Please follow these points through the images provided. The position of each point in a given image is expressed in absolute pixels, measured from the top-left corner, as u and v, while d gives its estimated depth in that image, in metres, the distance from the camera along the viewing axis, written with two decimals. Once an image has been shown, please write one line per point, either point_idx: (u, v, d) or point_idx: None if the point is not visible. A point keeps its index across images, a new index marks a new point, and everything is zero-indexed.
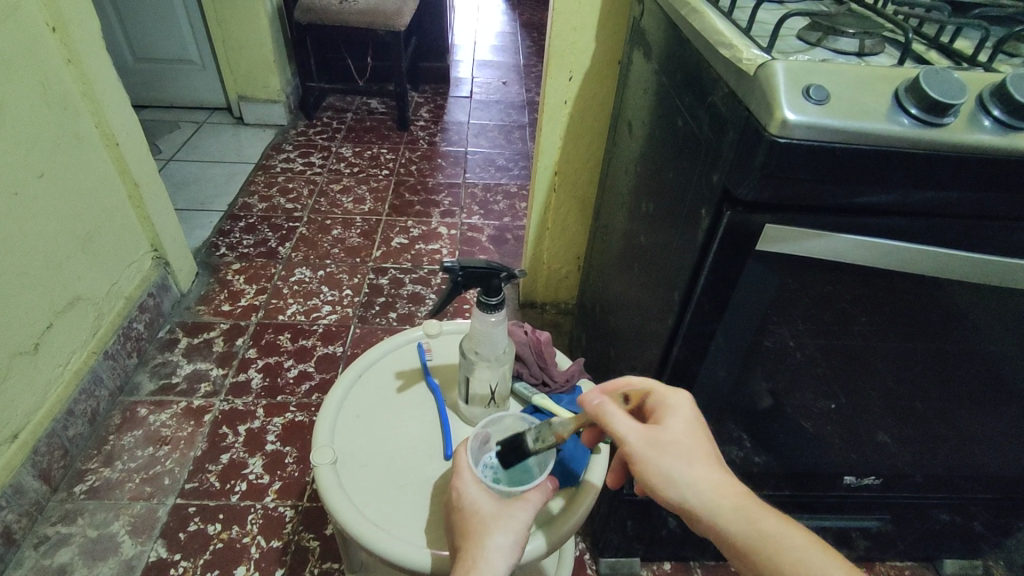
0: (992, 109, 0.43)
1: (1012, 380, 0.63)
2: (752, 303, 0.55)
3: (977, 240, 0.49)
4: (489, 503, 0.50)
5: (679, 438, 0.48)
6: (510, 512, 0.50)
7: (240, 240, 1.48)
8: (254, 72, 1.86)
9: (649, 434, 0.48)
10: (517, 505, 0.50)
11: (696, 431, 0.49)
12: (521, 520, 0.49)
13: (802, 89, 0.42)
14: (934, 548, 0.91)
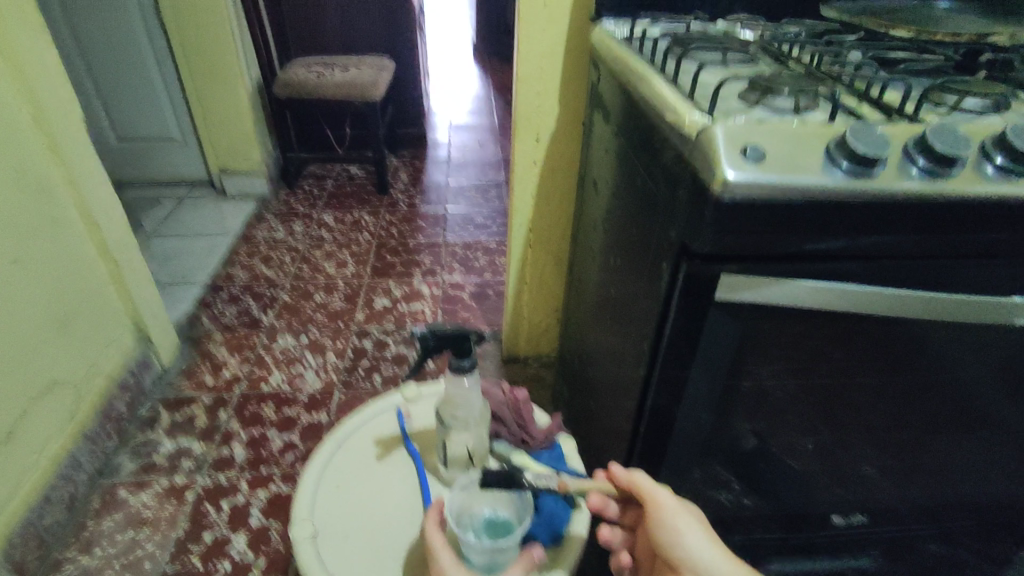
0: (917, 158, 0.46)
1: (977, 408, 0.64)
2: (718, 350, 0.57)
3: (925, 278, 0.52)
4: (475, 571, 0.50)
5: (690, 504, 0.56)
6: None
7: (222, 311, 1.49)
8: (235, 146, 1.92)
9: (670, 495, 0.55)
10: None
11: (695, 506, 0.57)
12: None
13: (740, 149, 0.45)
14: None
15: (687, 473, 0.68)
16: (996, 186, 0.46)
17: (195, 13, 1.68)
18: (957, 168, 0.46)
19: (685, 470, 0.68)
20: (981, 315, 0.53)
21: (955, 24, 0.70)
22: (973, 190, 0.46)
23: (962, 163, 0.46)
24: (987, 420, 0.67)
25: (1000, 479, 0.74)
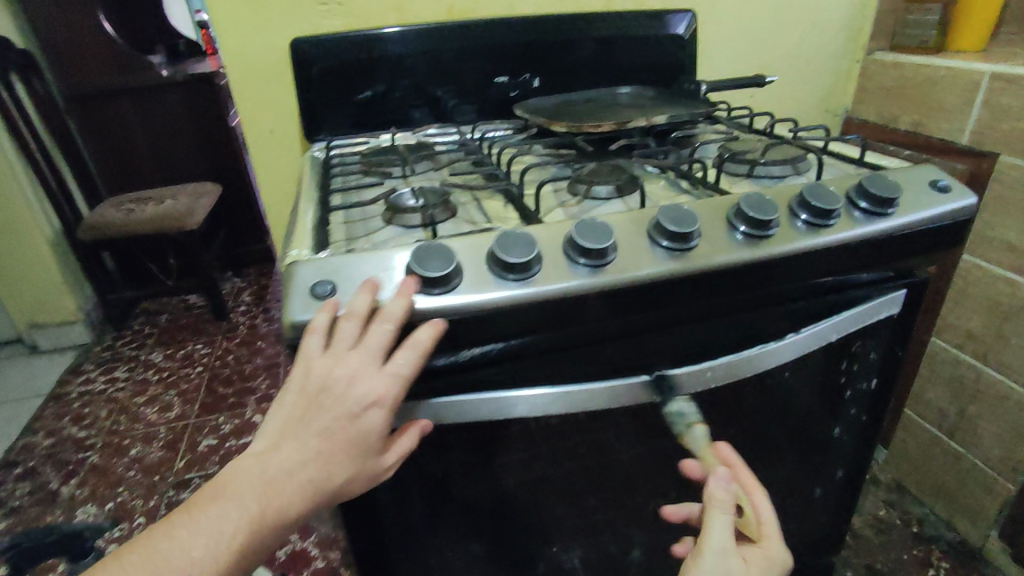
0: (501, 267, 0.44)
1: (699, 468, 0.64)
2: (399, 483, 0.53)
3: (562, 370, 0.50)
4: (274, 432, 0.40)
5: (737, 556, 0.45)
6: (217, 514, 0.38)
7: (12, 491, 1.31)
8: (44, 299, 1.85)
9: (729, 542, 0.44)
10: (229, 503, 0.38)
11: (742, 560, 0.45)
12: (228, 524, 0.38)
13: (310, 289, 0.43)
14: None
15: None
16: (582, 281, 0.45)
17: None
18: (539, 269, 0.45)
19: None
20: (629, 396, 0.51)
21: (627, 110, 0.77)
22: (560, 287, 0.45)
23: (544, 263, 0.46)
24: None
25: None
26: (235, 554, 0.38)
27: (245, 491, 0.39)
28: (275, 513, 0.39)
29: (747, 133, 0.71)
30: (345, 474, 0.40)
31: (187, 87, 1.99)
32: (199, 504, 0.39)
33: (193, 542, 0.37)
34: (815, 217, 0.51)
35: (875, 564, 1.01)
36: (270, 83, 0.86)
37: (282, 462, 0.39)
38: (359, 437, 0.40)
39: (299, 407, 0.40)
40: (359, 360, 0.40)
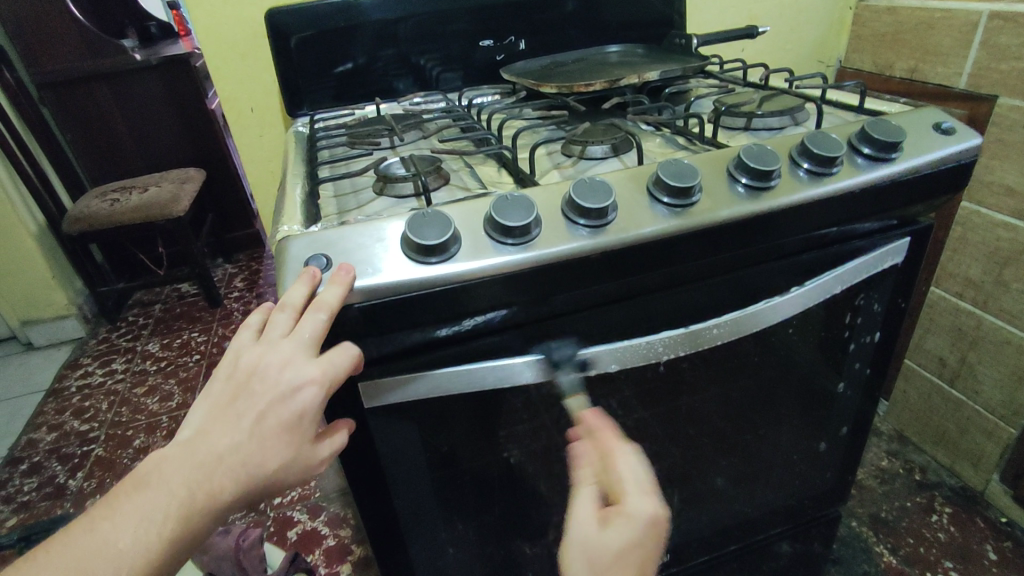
0: (499, 233, 0.43)
1: (705, 426, 0.64)
2: (407, 458, 0.52)
3: (565, 335, 0.49)
4: (201, 418, 0.36)
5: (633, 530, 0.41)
6: (127, 507, 0.34)
7: (20, 487, 1.31)
8: (34, 295, 1.83)
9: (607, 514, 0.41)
10: (140, 495, 0.34)
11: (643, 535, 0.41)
12: (143, 517, 0.33)
13: (303, 262, 0.42)
14: None
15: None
16: (583, 242, 0.44)
17: None
18: (539, 231, 0.44)
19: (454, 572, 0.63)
20: (635, 358, 0.50)
21: (618, 68, 0.75)
22: (559, 250, 0.44)
23: (544, 226, 0.45)
24: (731, 435, 0.66)
25: (774, 480, 0.75)
26: (167, 542, 0.33)
27: (173, 476, 0.34)
28: (207, 497, 0.34)
29: (743, 85, 0.69)
30: (279, 459, 0.36)
31: (164, 70, 1.94)
32: (127, 491, 0.35)
33: (120, 533, 0.33)
34: (817, 166, 0.49)
35: (880, 513, 1.03)
36: (248, 58, 0.84)
37: (208, 444, 0.35)
38: (292, 420, 0.36)
39: (226, 393, 0.37)
40: (288, 346, 0.37)
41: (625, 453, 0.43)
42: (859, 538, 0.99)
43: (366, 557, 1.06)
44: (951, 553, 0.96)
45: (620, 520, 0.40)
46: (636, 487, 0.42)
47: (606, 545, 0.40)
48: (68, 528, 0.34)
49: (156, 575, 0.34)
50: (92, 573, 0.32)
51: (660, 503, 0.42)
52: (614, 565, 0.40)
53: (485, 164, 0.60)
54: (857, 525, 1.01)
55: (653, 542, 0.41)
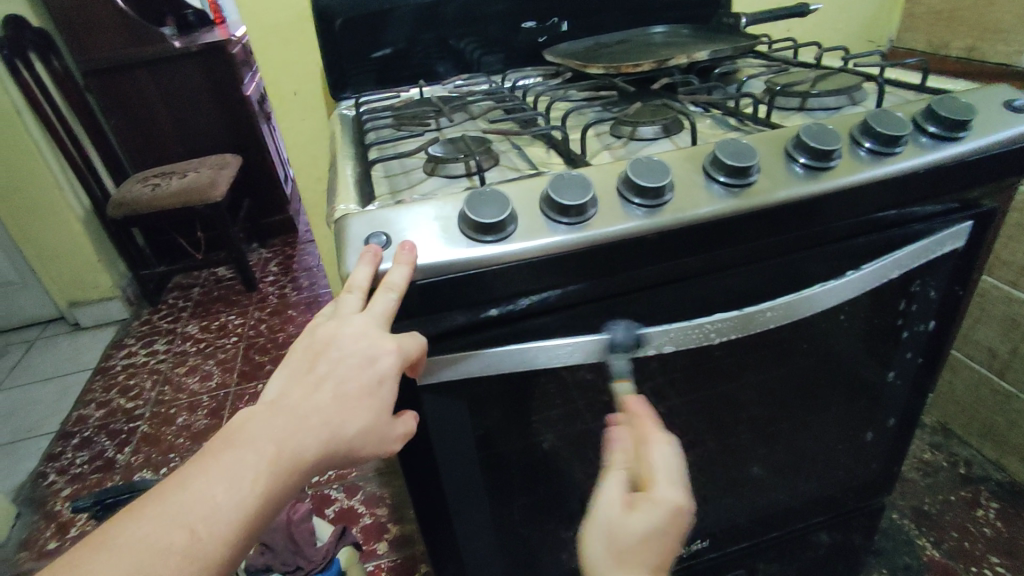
0: (556, 212, 0.43)
1: (750, 412, 0.64)
2: (457, 436, 0.53)
3: (616, 317, 0.49)
4: (283, 384, 0.37)
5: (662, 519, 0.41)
6: (220, 462, 0.34)
7: (72, 460, 1.37)
8: (80, 277, 1.89)
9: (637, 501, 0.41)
10: (231, 452, 0.34)
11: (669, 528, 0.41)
12: (236, 471, 0.34)
13: (363, 239, 0.42)
14: None
15: (492, 556, 0.64)
16: (638, 221, 0.44)
17: (9, 159, 1.70)
18: (594, 211, 0.44)
19: (498, 551, 0.63)
20: (685, 340, 0.49)
21: (664, 49, 0.74)
22: (614, 230, 0.43)
23: (599, 206, 0.44)
24: (775, 421, 0.66)
25: (817, 469, 0.74)
26: (260, 498, 0.34)
27: (262, 434, 0.35)
28: (296, 456, 0.35)
29: (795, 65, 0.67)
30: (360, 423, 0.37)
31: (201, 57, 1.97)
32: (216, 449, 0.35)
33: (215, 488, 0.33)
34: (880, 145, 0.48)
35: (923, 506, 1.01)
36: (292, 42, 0.84)
37: (294, 405, 0.36)
38: (371, 386, 0.37)
39: (305, 361, 0.38)
40: (361, 321, 0.38)
41: (662, 443, 0.43)
42: (900, 531, 0.97)
43: (403, 535, 1.08)
44: (997, 548, 0.94)
45: (648, 507, 0.41)
46: (668, 476, 0.43)
47: (632, 527, 0.40)
48: (163, 484, 0.34)
49: (249, 530, 0.34)
50: (192, 526, 0.33)
51: (688, 496, 0.42)
52: (639, 549, 0.41)
53: (533, 146, 0.60)
54: (899, 517, 0.99)
55: (678, 535, 0.41)
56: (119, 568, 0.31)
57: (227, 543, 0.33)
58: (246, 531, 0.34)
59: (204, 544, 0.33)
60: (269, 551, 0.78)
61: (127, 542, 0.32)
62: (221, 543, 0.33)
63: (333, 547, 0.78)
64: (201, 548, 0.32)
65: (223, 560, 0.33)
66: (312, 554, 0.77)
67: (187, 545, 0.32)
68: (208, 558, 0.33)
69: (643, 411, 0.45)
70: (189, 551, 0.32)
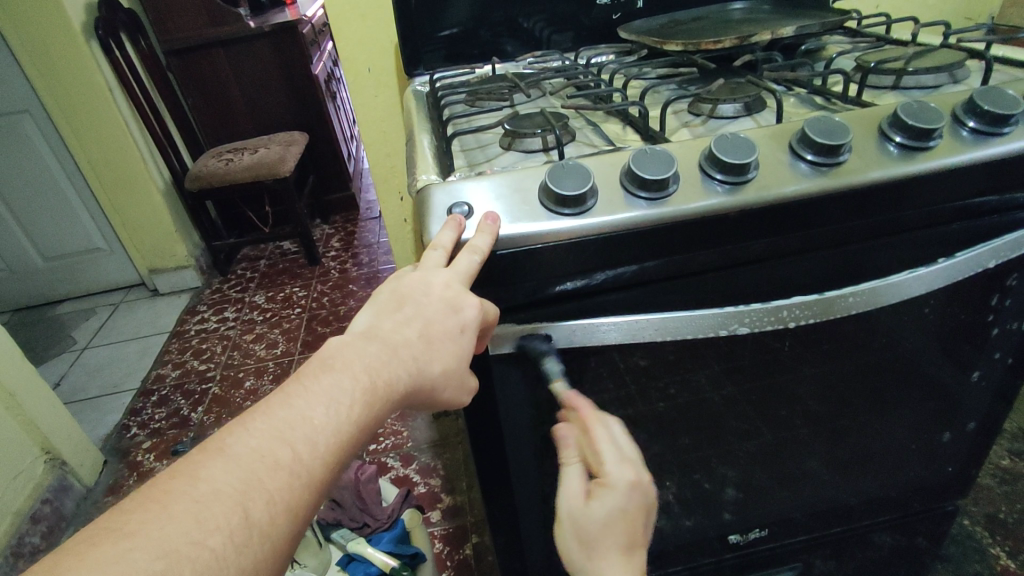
0: (637, 188, 0.43)
1: (820, 403, 0.62)
2: (523, 408, 0.54)
3: (691, 296, 0.48)
4: (369, 320, 0.39)
5: (621, 502, 0.46)
6: (318, 384, 0.35)
7: (151, 415, 1.47)
8: (159, 246, 2.01)
9: (595, 490, 0.46)
10: (327, 375, 0.35)
11: (630, 508, 0.46)
12: (332, 392, 0.35)
13: (445, 209, 0.43)
14: None
15: (546, 529, 0.65)
16: (721, 198, 0.43)
17: (100, 133, 1.82)
18: (675, 187, 0.43)
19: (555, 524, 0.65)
20: (761, 322, 0.49)
21: (744, 25, 0.71)
22: (696, 207, 0.43)
23: (681, 181, 0.44)
24: (846, 414, 0.64)
25: (885, 467, 0.71)
26: (358, 422, 0.35)
27: (357, 361, 0.36)
28: (387, 385, 0.36)
29: (889, 42, 0.64)
30: (443, 364, 0.39)
31: (273, 36, 2.04)
32: (311, 373, 0.36)
33: (315, 408, 0.34)
34: (984, 125, 0.45)
35: (998, 514, 0.96)
36: (368, 19, 0.86)
37: (385, 337, 0.38)
38: (454, 332, 0.40)
39: (392, 302, 0.40)
40: (445, 275, 0.40)
41: (598, 434, 0.47)
42: (972, 538, 0.93)
43: (455, 505, 1.11)
44: None
45: (602, 493, 0.46)
46: (615, 457, 0.47)
47: (591, 516, 0.46)
48: (261, 405, 0.35)
49: (345, 452, 0.35)
50: (297, 441, 0.33)
51: (640, 472, 0.46)
52: (603, 531, 0.46)
53: (607, 122, 0.60)
54: (970, 523, 0.95)
55: (639, 505, 0.46)
56: (232, 476, 0.31)
57: (327, 462, 0.34)
58: (343, 452, 0.34)
59: (310, 461, 0.33)
60: (339, 507, 0.82)
61: (239, 453, 0.32)
62: (322, 462, 0.33)
63: (398, 508, 0.83)
64: (306, 465, 0.33)
65: (322, 479, 0.34)
66: (378, 513, 0.82)
67: (294, 459, 0.33)
68: (311, 476, 0.33)
69: (578, 404, 0.48)
70: (295, 466, 0.33)
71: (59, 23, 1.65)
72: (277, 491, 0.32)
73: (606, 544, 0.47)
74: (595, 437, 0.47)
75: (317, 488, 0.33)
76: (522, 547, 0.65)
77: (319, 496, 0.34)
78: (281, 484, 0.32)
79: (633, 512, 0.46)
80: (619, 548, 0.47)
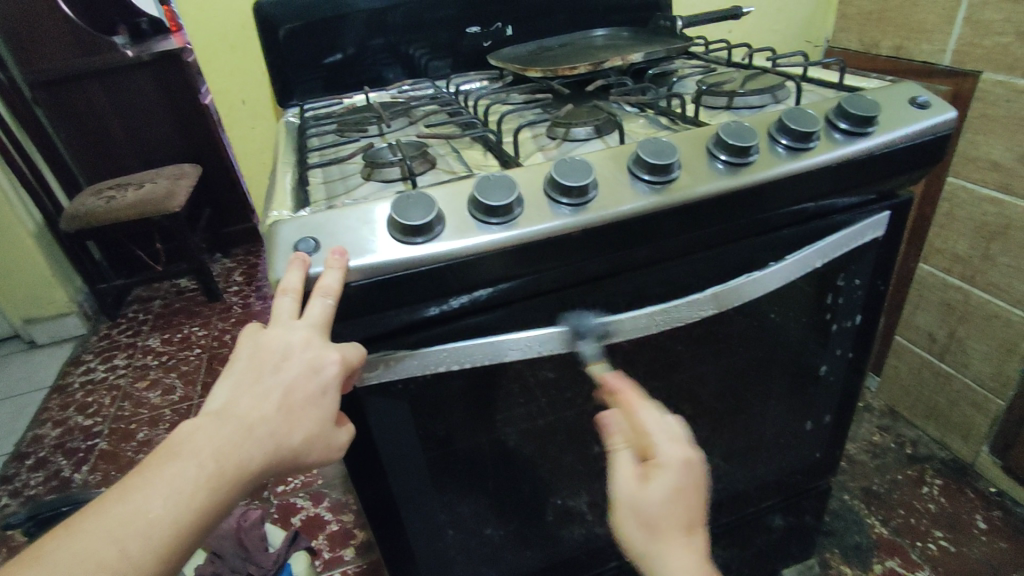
0: (487, 215, 0.44)
1: (694, 405, 0.66)
2: (402, 440, 0.54)
3: (551, 313, 0.50)
4: (224, 392, 0.37)
5: (665, 488, 0.42)
6: (158, 476, 0.33)
7: (26, 482, 1.33)
8: (35, 294, 1.85)
9: (646, 477, 0.43)
10: (170, 464, 0.34)
11: (681, 494, 0.42)
12: (174, 479, 0.33)
13: (293, 245, 0.43)
14: (779, 560, 0.91)
15: (443, 553, 0.64)
16: (564, 220, 0.45)
17: None
18: (521, 211, 0.45)
19: (451, 550, 0.64)
20: (622, 332, 0.51)
21: (602, 52, 0.75)
22: (541, 229, 0.45)
23: (525, 205, 0.46)
24: (719, 412, 0.68)
25: (762, 456, 0.76)
26: (200, 510, 0.34)
27: (206, 447, 0.34)
28: (240, 468, 0.35)
29: (726, 66, 0.70)
30: (306, 432, 0.37)
31: (155, 65, 1.94)
32: (156, 462, 0.34)
33: (151, 501, 0.33)
34: (794, 141, 0.50)
35: (872, 486, 1.05)
36: (236, 51, 0.84)
37: (240, 417, 0.35)
38: (317, 395, 0.38)
39: (249, 369, 0.37)
40: (302, 329, 0.39)
41: (647, 410, 0.45)
42: (851, 511, 1.01)
43: (368, 540, 1.08)
44: (942, 523, 0.97)
45: (655, 470, 0.43)
46: (666, 436, 0.44)
47: (650, 499, 0.42)
48: (99, 497, 0.33)
49: (187, 542, 0.34)
50: (127, 539, 0.32)
51: (689, 449, 0.43)
52: (664, 514, 0.42)
53: (471, 149, 0.61)
54: (849, 498, 1.03)
55: (696, 483, 0.43)
56: None
57: (162, 556, 0.33)
58: (181, 543, 0.33)
59: (139, 557, 0.32)
60: (221, 559, 0.78)
61: (62, 557, 0.31)
62: (156, 557, 0.32)
63: (288, 551, 0.79)
64: (135, 561, 0.32)
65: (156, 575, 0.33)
66: (264, 560, 0.77)
67: (120, 557, 0.32)
68: (141, 571, 0.32)
69: (619, 384, 0.47)
70: (122, 564, 0.32)
71: None
72: None
73: (671, 533, 0.42)
74: (640, 413, 0.45)
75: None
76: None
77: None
78: None
79: (683, 498, 0.42)
80: (682, 543, 0.42)
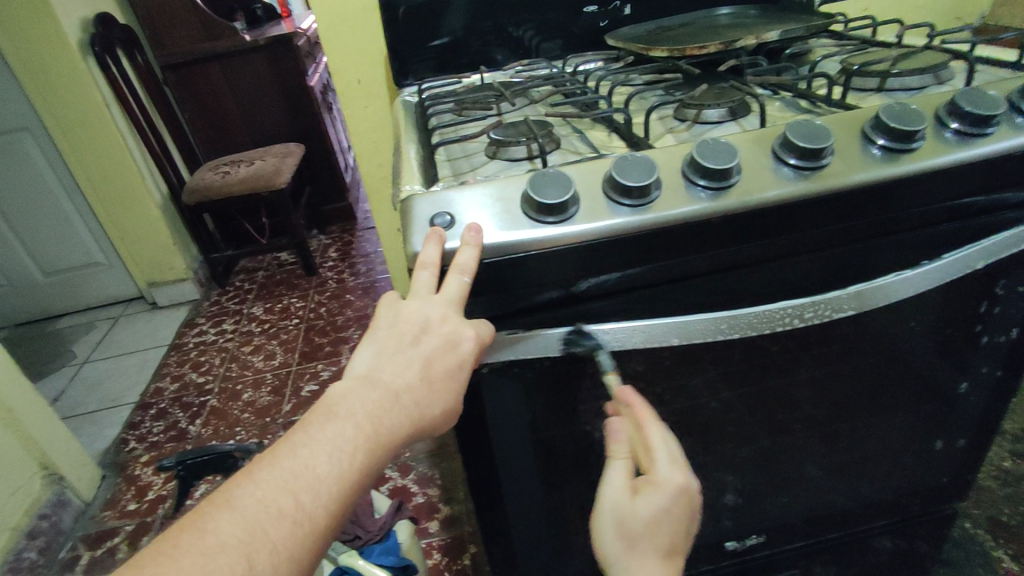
0: (623, 196, 0.43)
1: (815, 411, 0.61)
2: (513, 420, 0.54)
3: (677, 301, 0.48)
4: (370, 358, 0.38)
5: (654, 510, 0.44)
6: (318, 434, 0.35)
7: (149, 429, 1.47)
8: (158, 260, 2.02)
9: (643, 491, 0.45)
10: (329, 424, 0.35)
11: (664, 518, 0.45)
12: (336, 436, 0.35)
13: (430, 219, 0.43)
14: None
15: (545, 539, 0.64)
16: (703, 205, 0.43)
17: (97, 147, 1.83)
18: (657, 194, 0.43)
19: (549, 537, 0.64)
20: (752, 327, 0.48)
21: (730, 30, 0.71)
22: (678, 214, 0.43)
23: (662, 188, 0.44)
24: (843, 421, 0.63)
25: (884, 472, 0.70)
26: (359, 468, 0.35)
27: (360, 410, 0.36)
28: (388, 432, 0.36)
29: (874, 45, 0.64)
30: (443, 404, 0.38)
31: (269, 49, 2.05)
32: (316, 420, 0.36)
33: (318, 457, 0.34)
34: (966, 127, 0.45)
35: (1000, 516, 0.95)
36: (357, 30, 0.87)
37: (387, 383, 0.37)
38: (453, 369, 0.39)
39: (392, 338, 0.39)
40: (439, 304, 0.39)
41: (655, 430, 0.46)
42: (974, 541, 0.92)
43: (453, 515, 1.11)
44: None
45: (650, 491, 0.44)
46: (668, 458, 0.45)
47: (639, 515, 0.44)
48: (267, 452, 0.35)
49: (348, 499, 0.35)
50: (300, 491, 0.33)
51: (690, 476, 0.45)
52: (648, 531, 0.45)
53: (594, 129, 0.60)
54: (972, 526, 0.94)
55: (686, 506, 0.45)
56: (238, 527, 0.32)
57: (329, 509, 0.34)
58: (346, 499, 0.35)
59: (312, 510, 0.33)
60: None
61: (245, 504, 0.33)
62: (325, 510, 0.34)
63: (391, 519, 0.83)
64: (308, 513, 0.33)
65: (325, 528, 0.34)
66: (369, 524, 0.80)
67: (297, 508, 0.33)
68: (314, 524, 0.34)
69: (631, 398, 0.47)
70: (299, 515, 0.33)
71: (56, 39, 1.66)
72: (281, 543, 0.32)
73: (647, 546, 0.45)
74: (652, 431, 0.46)
75: (322, 535, 0.34)
76: (518, 558, 0.64)
77: (323, 541, 0.34)
78: (285, 533, 0.33)
79: (673, 521, 0.45)
80: (656, 560, 0.45)
